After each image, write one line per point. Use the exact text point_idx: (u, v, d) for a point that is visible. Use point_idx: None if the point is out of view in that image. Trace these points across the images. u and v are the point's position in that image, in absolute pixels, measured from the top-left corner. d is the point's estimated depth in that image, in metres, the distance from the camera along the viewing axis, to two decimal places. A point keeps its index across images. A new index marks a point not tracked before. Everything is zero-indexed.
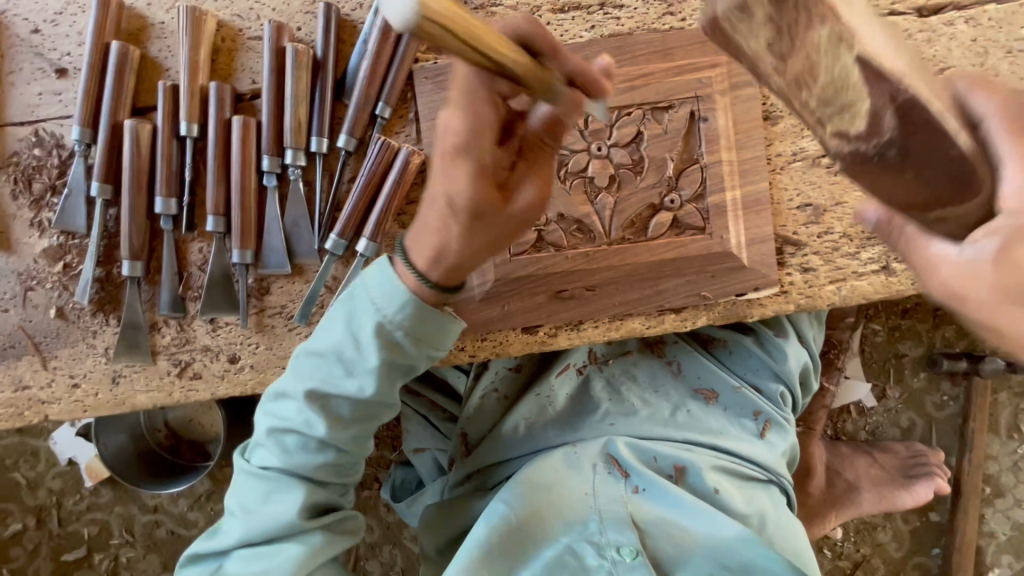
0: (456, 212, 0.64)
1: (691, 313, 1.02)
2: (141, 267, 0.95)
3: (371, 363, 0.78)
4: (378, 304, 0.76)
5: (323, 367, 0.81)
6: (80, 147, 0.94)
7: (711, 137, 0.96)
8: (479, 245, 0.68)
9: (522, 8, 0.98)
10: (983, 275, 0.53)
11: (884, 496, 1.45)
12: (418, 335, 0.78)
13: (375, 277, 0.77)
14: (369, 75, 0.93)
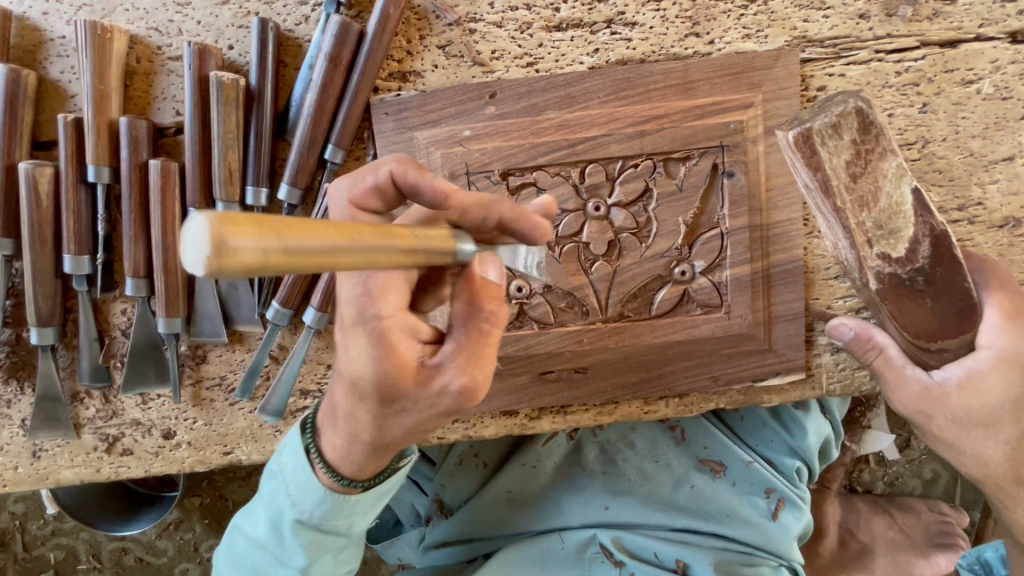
0: (362, 393, 0.56)
1: (697, 397, 0.87)
2: (51, 334, 0.81)
3: (295, 557, 0.70)
4: (294, 497, 0.68)
5: (250, 554, 0.74)
6: None
7: (737, 196, 0.78)
8: (405, 436, 0.60)
9: (509, 25, 0.79)
10: (949, 397, 0.73)
11: (898, 563, 1.32)
12: (346, 525, 0.69)
13: (290, 468, 0.68)
14: (316, 112, 0.75)
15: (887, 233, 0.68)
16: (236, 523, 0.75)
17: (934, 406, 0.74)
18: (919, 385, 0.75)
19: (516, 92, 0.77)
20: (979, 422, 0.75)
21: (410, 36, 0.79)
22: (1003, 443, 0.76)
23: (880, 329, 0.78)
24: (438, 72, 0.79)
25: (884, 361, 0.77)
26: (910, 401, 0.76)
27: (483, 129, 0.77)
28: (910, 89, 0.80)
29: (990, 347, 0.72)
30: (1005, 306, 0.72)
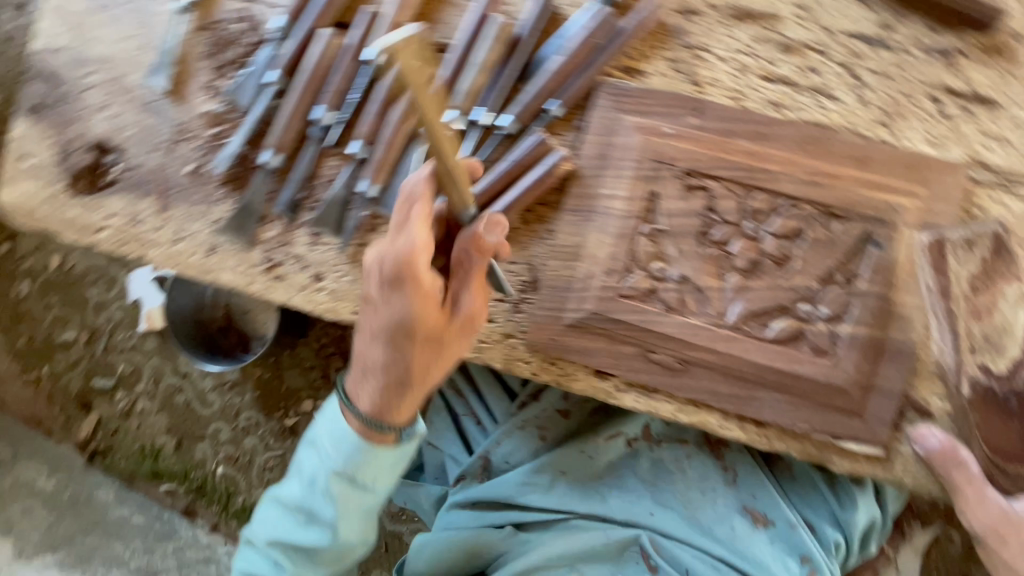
0: (372, 371, 0.85)
1: (775, 433, 0.92)
2: (280, 160, 0.98)
3: (326, 514, 0.91)
4: (328, 454, 0.89)
5: (278, 522, 0.95)
6: (276, 35, 0.98)
7: (876, 265, 0.88)
8: (436, 364, 0.85)
9: (731, 63, 0.93)
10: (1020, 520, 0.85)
11: None
12: (376, 478, 0.91)
13: (324, 430, 0.90)
14: (558, 71, 0.92)
15: (994, 346, 0.89)
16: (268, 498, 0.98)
17: (1006, 526, 0.86)
18: (997, 506, 0.86)
19: (719, 115, 0.91)
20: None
21: (651, 43, 0.94)
22: None
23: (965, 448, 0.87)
24: (661, 78, 0.94)
25: (964, 475, 0.87)
26: (988, 519, 0.86)
27: (683, 133, 0.91)
28: None
29: None
30: None
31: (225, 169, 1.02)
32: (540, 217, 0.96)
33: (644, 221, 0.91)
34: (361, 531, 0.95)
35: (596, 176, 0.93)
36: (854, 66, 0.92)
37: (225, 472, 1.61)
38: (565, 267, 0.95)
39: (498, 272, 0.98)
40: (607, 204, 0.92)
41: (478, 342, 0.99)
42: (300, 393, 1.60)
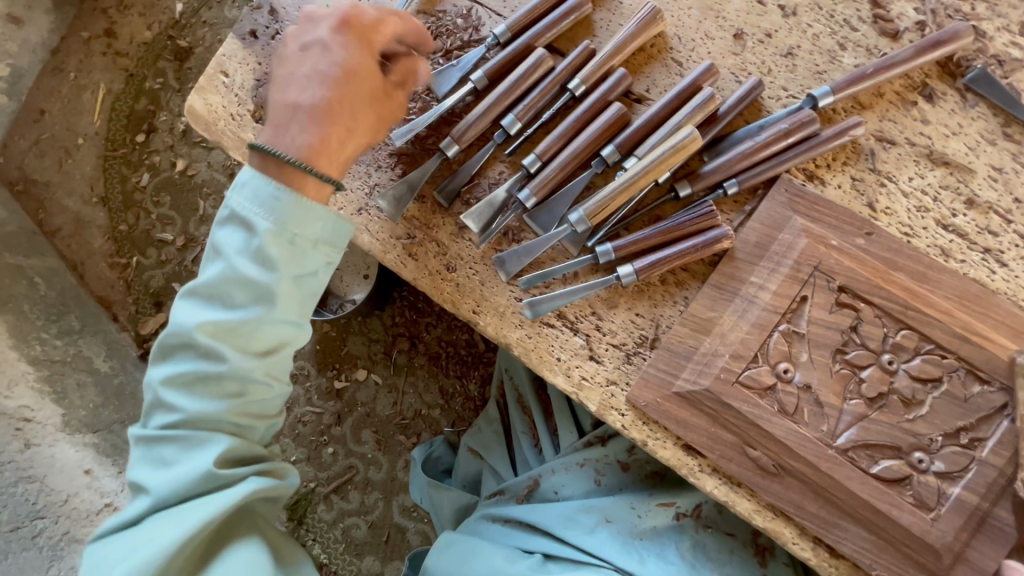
0: (287, 159, 0.82)
1: (848, 569, 0.90)
2: (456, 151, 1.03)
3: (251, 246, 0.79)
4: (257, 212, 0.79)
5: (197, 313, 0.79)
6: (493, 41, 1.04)
7: (1006, 439, 0.86)
8: (370, 109, 0.88)
9: (911, 199, 0.95)
10: None
11: None
12: (315, 242, 0.82)
13: (248, 192, 0.80)
14: (747, 155, 0.95)
15: None
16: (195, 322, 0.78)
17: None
18: None
19: (888, 244, 0.92)
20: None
21: (838, 156, 0.97)
22: None
23: None
24: (839, 192, 0.96)
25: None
26: None
27: (848, 249, 0.92)
28: None
29: None
30: None
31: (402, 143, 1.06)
32: (679, 281, 0.99)
33: (784, 320, 0.92)
34: (299, 315, 0.83)
35: (750, 262, 0.95)
36: None
37: None
38: (691, 336, 0.95)
39: (621, 319, 0.99)
40: (752, 291, 0.93)
41: (580, 378, 1.00)
42: (357, 361, 1.63)
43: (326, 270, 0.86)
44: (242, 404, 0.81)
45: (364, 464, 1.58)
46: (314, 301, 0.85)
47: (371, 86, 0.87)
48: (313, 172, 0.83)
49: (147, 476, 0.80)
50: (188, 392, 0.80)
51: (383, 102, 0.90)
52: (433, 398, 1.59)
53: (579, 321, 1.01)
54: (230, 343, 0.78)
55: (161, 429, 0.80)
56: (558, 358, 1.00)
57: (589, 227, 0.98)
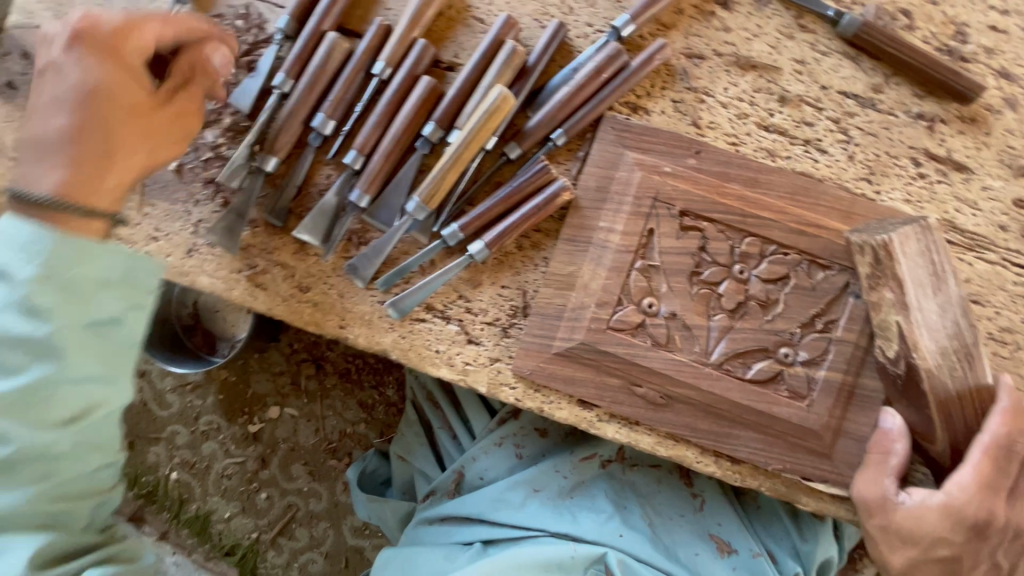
0: (46, 150, 0.77)
1: (750, 471, 0.95)
2: (274, 164, 0.96)
3: (20, 307, 0.72)
4: (16, 266, 0.72)
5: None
6: (280, 35, 0.96)
7: (855, 315, 0.91)
8: (138, 120, 0.81)
9: (730, 109, 0.96)
10: (920, 514, 0.86)
11: None
12: (102, 284, 0.76)
13: (6, 244, 0.73)
14: (565, 101, 0.93)
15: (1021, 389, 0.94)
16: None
17: (880, 507, 0.88)
18: (885, 491, 0.88)
19: (716, 158, 0.94)
20: (902, 541, 0.88)
21: (655, 83, 0.97)
22: (906, 560, 0.89)
23: (898, 440, 0.88)
24: (663, 117, 0.96)
25: (880, 460, 0.89)
26: (868, 494, 0.89)
27: (681, 172, 0.93)
28: (1022, 300, 0.94)
29: (948, 492, 0.85)
30: (987, 475, 0.84)
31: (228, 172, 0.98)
32: (535, 243, 0.97)
33: (638, 256, 0.93)
34: (103, 369, 0.77)
35: (595, 208, 0.94)
36: (843, 123, 0.96)
37: (180, 477, 1.54)
38: (556, 295, 0.95)
39: (489, 295, 0.97)
40: (602, 236, 0.93)
41: (464, 364, 0.98)
42: (267, 398, 1.55)
43: (134, 313, 0.80)
44: (50, 486, 0.76)
45: (303, 499, 1.53)
46: (133, 353, 0.81)
47: (132, 95, 0.80)
48: (79, 212, 0.78)
49: None
50: None
51: (165, 113, 0.83)
52: (355, 414, 1.54)
53: (448, 307, 0.98)
54: (10, 419, 0.72)
55: None
56: (438, 350, 0.98)
57: (430, 212, 0.94)
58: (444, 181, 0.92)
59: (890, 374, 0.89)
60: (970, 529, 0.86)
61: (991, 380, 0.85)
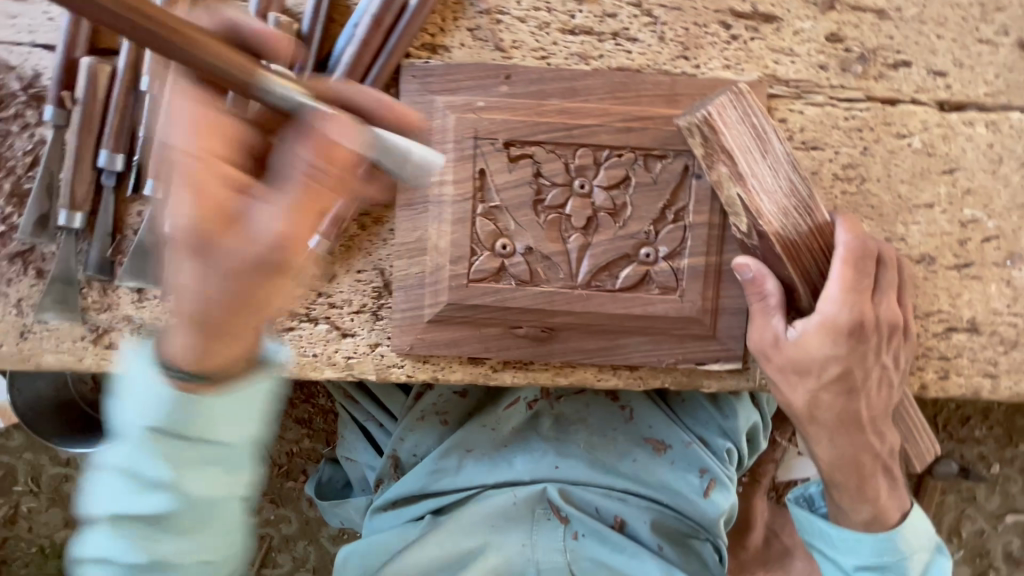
0: None
1: (649, 372, 0.97)
2: (80, 219, 0.87)
3: None
4: None
5: (116, 481, 0.66)
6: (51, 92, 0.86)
7: (701, 196, 0.92)
8: None
9: (530, 22, 0.91)
10: (806, 343, 0.86)
11: None
12: None
13: None
14: (353, 63, 0.85)
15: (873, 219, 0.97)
16: (173, 396, 0.62)
17: (774, 349, 0.89)
18: (773, 331, 0.88)
19: (527, 78, 0.89)
20: (799, 373, 0.88)
21: (445, 15, 0.91)
22: (807, 393, 0.89)
23: (768, 274, 0.87)
24: (464, 50, 0.91)
25: (761, 305, 0.89)
26: (760, 341, 0.90)
27: (495, 103, 0.89)
28: (856, 133, 0.96)
29: (820, 311, 0.86)
30: (848, 280, 0.86)
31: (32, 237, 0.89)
32: (377, 218, 0.93)
33: (478, 202, 0.90)
34: None
35: None
36: (645, 4, 0.92)
37: None
38: (412, 264, 0.92)
39: (348, 283, 0.94)
40: (437, 192, 0.90)
41: (347, 358, 0.95)
42: None
43: None
44: None
45: (274, 526, 1.53)
46: None
47: None
48: None
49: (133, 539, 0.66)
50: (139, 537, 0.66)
51: None
52: (295, 432, 1.51)
53: (311, 307, 0.94)
54: None
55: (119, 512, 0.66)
56: (315, 354, 0.95)
57: None
58: None
59: (748, 245, 0.89)
60: (850, 337, 0.86)
61: (828, 217, 0.88)
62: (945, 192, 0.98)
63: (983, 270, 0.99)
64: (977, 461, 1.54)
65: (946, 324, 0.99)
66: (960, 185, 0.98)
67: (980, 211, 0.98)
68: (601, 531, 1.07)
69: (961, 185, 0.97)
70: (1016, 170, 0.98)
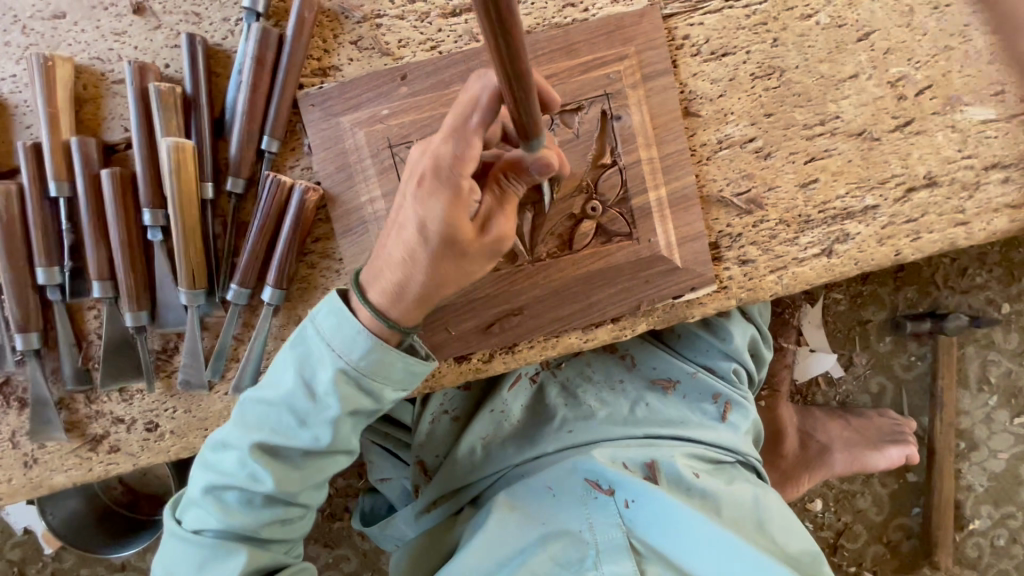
0: None
1: (629, 320, 0.97)
2: (37, 338, 0.88)
3: None
4: None
5: (274, 415, 0.78)
6: None
7: (627, 135, 0.91)
8: None
9: (409, 17, 0.91)
10: None
11: (857, 457, 1.45)
12: None
13: None
14: (248, 109, 0.85)
15: (802, 106, 0.96)
16: (371, 339, 0.75)
17: None
18: None
19: (423, 72, 0.88)
20: None
21: (325, 36, 0.90)
22: None
23: None
24: (354, 65, 0.91)
25: None
26: None
27: (399, 106, 0.88)
28: (761, 28, 0.95)
29: None
30: None
31: (5, 369, 0.91)
32: (323, 252, 0.93)
33: None
34: None
35: (348, 189, 0.89)
36: None
37: None
38: None
39: None
40: (371, 210, 0.90)
41: None
42: None
43: None
44: None
45: (336, 568, 1.55)
46: None
47: None
48: None
49: (217, 474, 0.79)
50: (278, 459, 0.79)
51: None
52: None
53: None
54: None
55: (274, 454, 0.79)
56: None
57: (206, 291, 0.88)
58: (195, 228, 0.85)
59: None
60: None
61: None
62: (867, 58, 0.96)
63: (926, 123, 0.97)
64: (988, 307, 1.53)
65: (905, 186, 0.98)
66: (879, 46, 0.96)
67: (906, 66, 0.96)
68: (648, 486, 1.00)
69: (880, 46, 0.96)
70: (930, 15, 0.96)
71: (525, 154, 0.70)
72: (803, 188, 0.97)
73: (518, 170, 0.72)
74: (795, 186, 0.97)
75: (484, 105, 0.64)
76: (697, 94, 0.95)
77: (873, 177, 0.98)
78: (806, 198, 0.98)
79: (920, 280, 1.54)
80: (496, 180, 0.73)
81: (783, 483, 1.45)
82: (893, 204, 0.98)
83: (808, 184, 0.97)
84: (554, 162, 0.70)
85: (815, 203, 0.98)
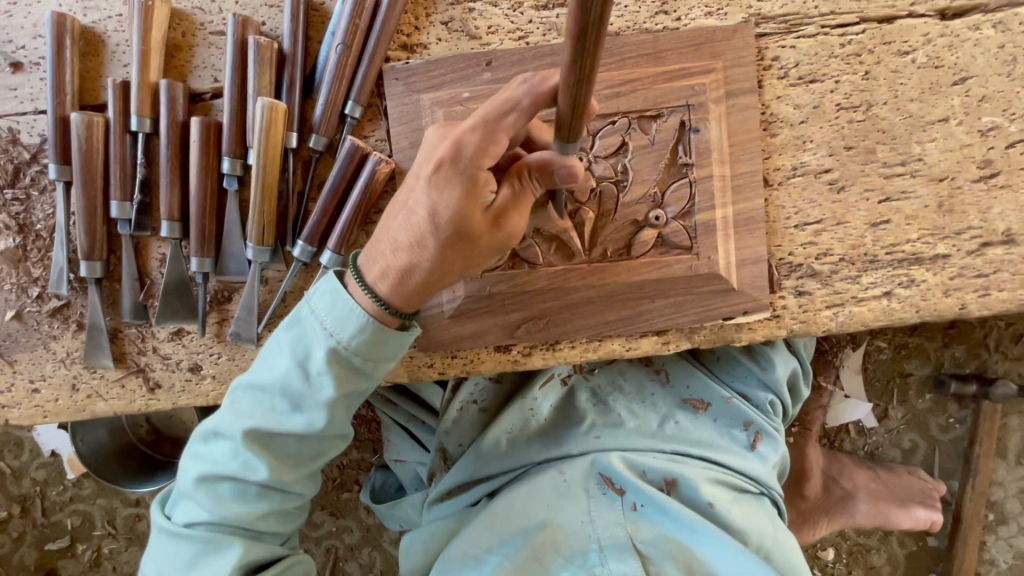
0: None
1: (678, 336, 0.96)
2: (99, 267, 0.91)
3: None
4: None
5: (268, 400, 0.78)
6: (59, 176, 0.90)
7: (702, 149, 0.90)
8: None
9: (502, 4, 0.92)
10: None
11: (881, 511, 1.40)
12: None
13: None
14: (337, 72, 0.87)
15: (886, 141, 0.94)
16: (366, 318, 0.74)
17: None
18: None
19: (509, 60, 0.89)
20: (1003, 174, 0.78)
21: (418, 13, 0.92)
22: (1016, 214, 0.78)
23: None
24: (441, 45, 0.92)
25: None
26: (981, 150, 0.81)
27: (480, 91, 0.89)
28: (854, 58, 0.93)
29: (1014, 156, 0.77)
30: None
31: (66, 292, 0.94)
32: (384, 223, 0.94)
33: None
34: None
35: None
36: None
37: None
38: None
39: None
40: None
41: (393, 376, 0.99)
42: None
43: None
44: None
45: (337, 538, 1.56)
46: None
47: None
48: None
49: (212, 464, 0.79)
50: (275, 448, 0.79)
51: None
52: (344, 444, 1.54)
53: None
54: None
55: (272, 444, 0.79)
56: None
57: (272, 250, 0.90)
58: (269, 177, 0.86)
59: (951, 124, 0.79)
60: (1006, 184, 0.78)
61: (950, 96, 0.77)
62: (960, 103, 0.93)
63: (1013, 178, 0.94)
64: None
65: (980, 240, 0.95)
66: (975, 92, 0.93)
67: (999, 116, 0.93)
68: (659, 495, 0.99)
69: (976, 93, 0.93)
70: None
71: (556, 159, 0.70)
72: (873, 227, 0.95)
73: (544, 173, 0.72)
74: (865, 224, 0.95)
75: (523, 107, 0.66)
76: (778, 117, 0.93)
77: (948, 227, 0.95)
78: (874, 237, 0.95)
79: (971, 340, 1.49)
80: (516, 174, 0.72)
81: (799, 524, 1.42)
82: (965, 256, 0.95)
83: (879, 223, 0.95)
84: (579, 176, 0.71)
85: (883, 243, 0.95)
